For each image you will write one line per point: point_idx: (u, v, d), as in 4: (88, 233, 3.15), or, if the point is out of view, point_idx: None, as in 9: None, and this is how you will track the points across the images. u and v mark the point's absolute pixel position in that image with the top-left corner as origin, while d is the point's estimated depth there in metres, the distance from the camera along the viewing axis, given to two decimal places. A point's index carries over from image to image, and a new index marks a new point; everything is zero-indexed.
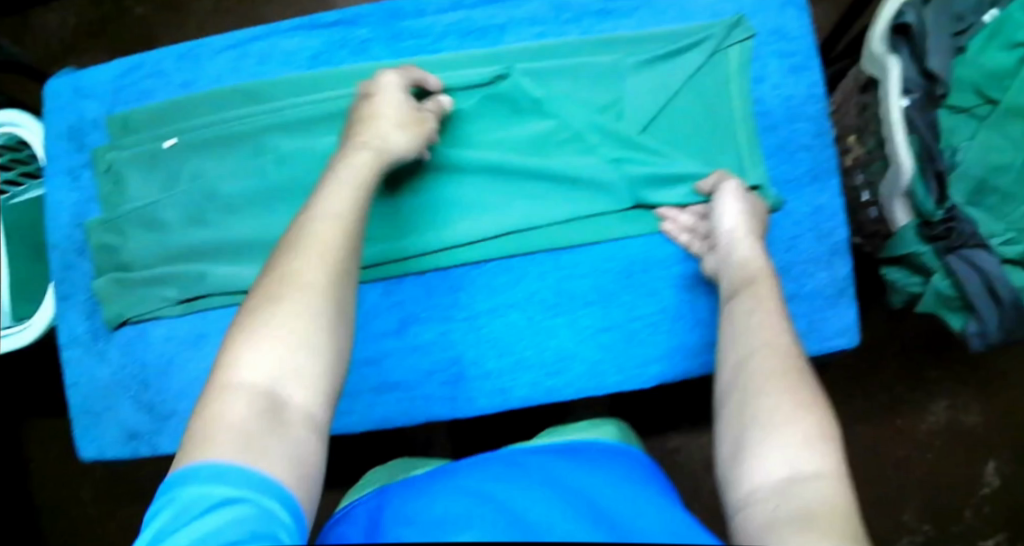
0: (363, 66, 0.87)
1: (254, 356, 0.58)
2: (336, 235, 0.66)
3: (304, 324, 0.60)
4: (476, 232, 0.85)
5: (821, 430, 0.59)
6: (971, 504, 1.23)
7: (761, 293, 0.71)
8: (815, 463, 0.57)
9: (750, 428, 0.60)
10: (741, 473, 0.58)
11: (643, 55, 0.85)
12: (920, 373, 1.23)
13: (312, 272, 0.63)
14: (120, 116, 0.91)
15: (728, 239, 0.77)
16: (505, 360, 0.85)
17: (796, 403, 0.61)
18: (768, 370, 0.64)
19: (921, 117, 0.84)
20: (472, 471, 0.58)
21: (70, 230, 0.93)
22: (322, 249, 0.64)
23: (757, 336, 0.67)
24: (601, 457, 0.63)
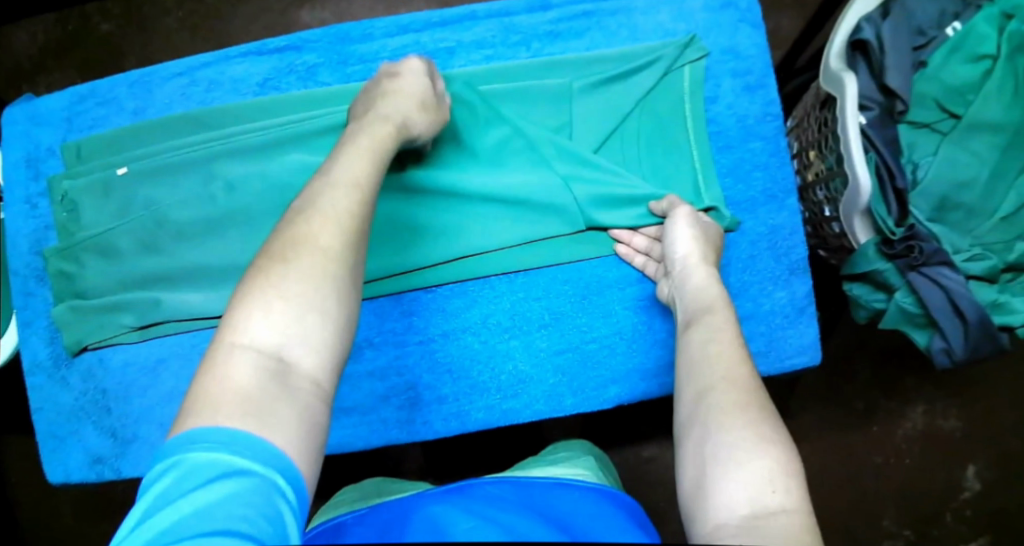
0: (314, 91, 0.87)
1: (265, 313, 0.56)
2: (356, 195, 0.63)
3: (316, 289, 0.58)
4: (427, 257, 0.83)
5: (784, 460, 0.58)
6: (950, 509, 1.21)
7: (712, 317, 0.68)
8: (780, 498, 0.56)
9: (714, 463, 0.59)
10: (705, 512, 0.57)
11: (592, 77, 0.84)
12: (896, 379, 1.22)
13: (328, 237, 0.60)
14: (73, 144, 0.90)
15: (683, 266, 0.76)
16: (460, 384, 0.84)
17: (755, 433, 0.59)
18: (728, 403, 0.61)
19: (878, 134, 0.86)
20: (471, 499, 0.64)
21: (30, 258, 0.92)
22: (337, 208, 0.62)
23: (714, 362, 0.64)
24: (577, 504, 0.65)
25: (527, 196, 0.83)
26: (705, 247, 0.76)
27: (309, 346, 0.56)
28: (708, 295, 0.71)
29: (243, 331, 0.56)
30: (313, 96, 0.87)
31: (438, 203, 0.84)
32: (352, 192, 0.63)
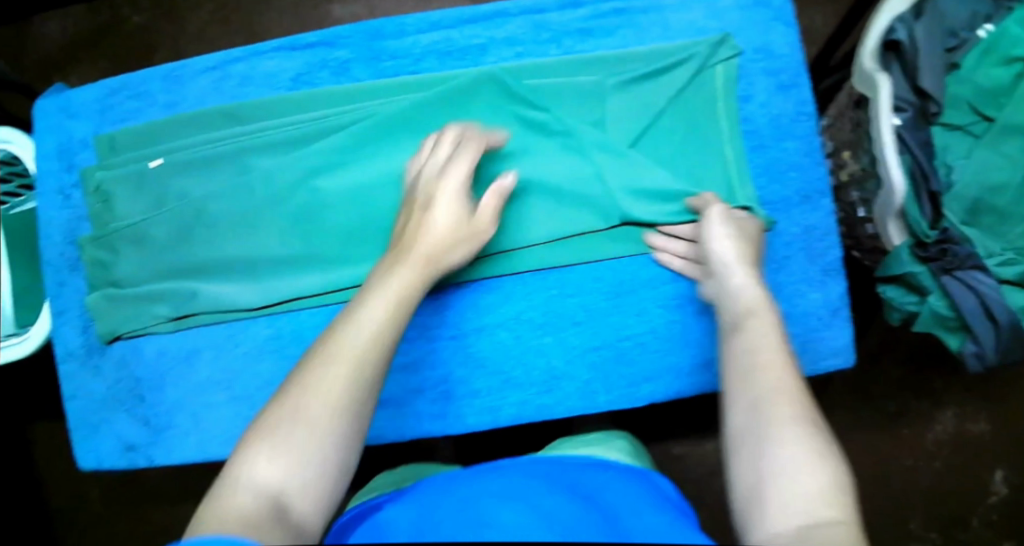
0: (347, 87, 0.87)
1: (277, 453, 0.59)
2: (374, 352, 0.66)
3: (322, 446, 0.60)
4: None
5: (836, 474, 0.58)
6: (978, 513, 1.20)
7: (760, 322, 0.70)
8: (833, 510, 0.56)
9: (767, 477, 0.59)
10: (759, 520, 0.58)
11: (625, 75, 0.84)
12: (924, 381, 1.21)
13: (337, 392, 0.63)
14: (107, 136, 0.91)
15: (721, 265, 0.76)
16: (494, 379, 0.86)
17: (808, 447, 0.59)
18: (782, 417, 0.62)
19: (912, 135, 0.83)
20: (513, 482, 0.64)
21: (64, 247, 0.93)
22: (358, 361, 0.65)
23: (765, 373, 0.65)
24: (616, 493, 0.66)
25: (561, 190, 0.84)
26: (743, 248, 0.76)
27: (310, 480, 0.59)
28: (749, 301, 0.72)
29: (254, 467, 0.59)
30: (346, 91, 0.87)
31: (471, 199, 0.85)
32: (364, 373, 0.65)
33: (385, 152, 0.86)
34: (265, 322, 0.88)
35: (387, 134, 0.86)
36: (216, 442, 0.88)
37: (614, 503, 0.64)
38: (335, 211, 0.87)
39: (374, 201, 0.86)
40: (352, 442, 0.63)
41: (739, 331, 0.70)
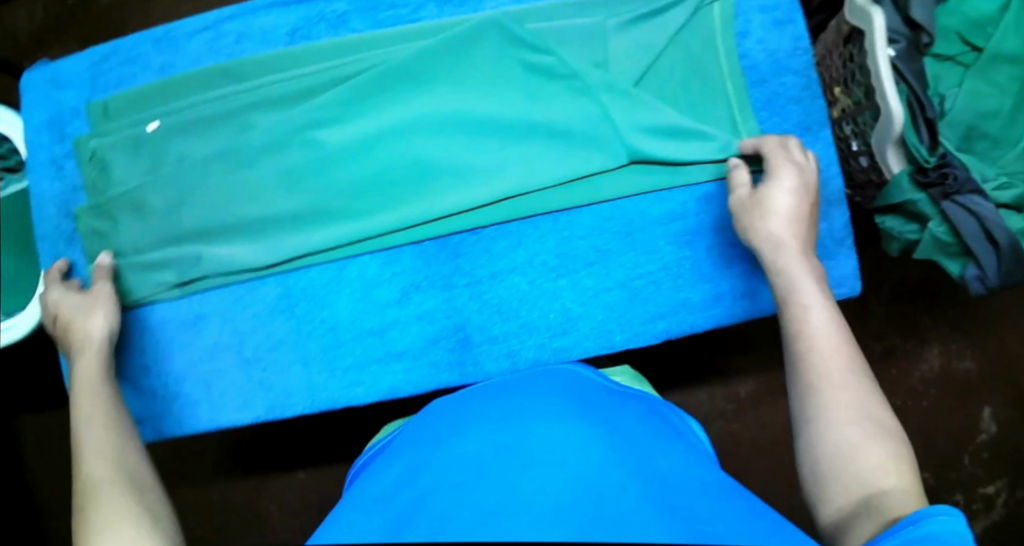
0: (347, 38, 0.86)
1: (107, 533, 0.66)
2: (103, 430, 0.75)
3: (104, 511, 0.68)
4: (470, 201, 0.83)
5: (894, 450, 0.64)
6: (968, 451, 1.24)
7: (818, 302, 0.73)
8: (893, 478, 0.62)
9: (830, 456, 0.65)
10: (828, 498, 0.64)
11: (626, 14, 0.85)
12: (910, 322, 1.24)
13: (97, 469, 0.71)
14: (99, 103, 0.87)
15: (761, 219, 0.77)
16: (510, 324, 0.85)
17: (867, 428, 0.65)
18: (840, 397, 0.67)
19: (906, 65, 0.87)
20: (548, 419, 0.68)
21: (58, 221, 0.88)
22: (99, 448, 0.74)
23: (823, 354, 0.69)
24: (613, 414, 0.71)
25: (569, 131, 0.84)
26: (783, 198, 0.77)
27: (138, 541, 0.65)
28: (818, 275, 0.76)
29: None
30: (345, 42, 0.86)
31: (480, 143, 0.84)
32: (111, 450, 0.74)
33: (388, 101, 0.84)
34: (273, 282, 0.85)
35: (390, 82, 0.84)
36: (231, 408, 0.85)
37: (611, 421, 0.69)
38: (340, 165, 0.84)
39: (378, 153, 0.84)
40: (140, 487, 0.71)
41: (794, 308, 0.73)
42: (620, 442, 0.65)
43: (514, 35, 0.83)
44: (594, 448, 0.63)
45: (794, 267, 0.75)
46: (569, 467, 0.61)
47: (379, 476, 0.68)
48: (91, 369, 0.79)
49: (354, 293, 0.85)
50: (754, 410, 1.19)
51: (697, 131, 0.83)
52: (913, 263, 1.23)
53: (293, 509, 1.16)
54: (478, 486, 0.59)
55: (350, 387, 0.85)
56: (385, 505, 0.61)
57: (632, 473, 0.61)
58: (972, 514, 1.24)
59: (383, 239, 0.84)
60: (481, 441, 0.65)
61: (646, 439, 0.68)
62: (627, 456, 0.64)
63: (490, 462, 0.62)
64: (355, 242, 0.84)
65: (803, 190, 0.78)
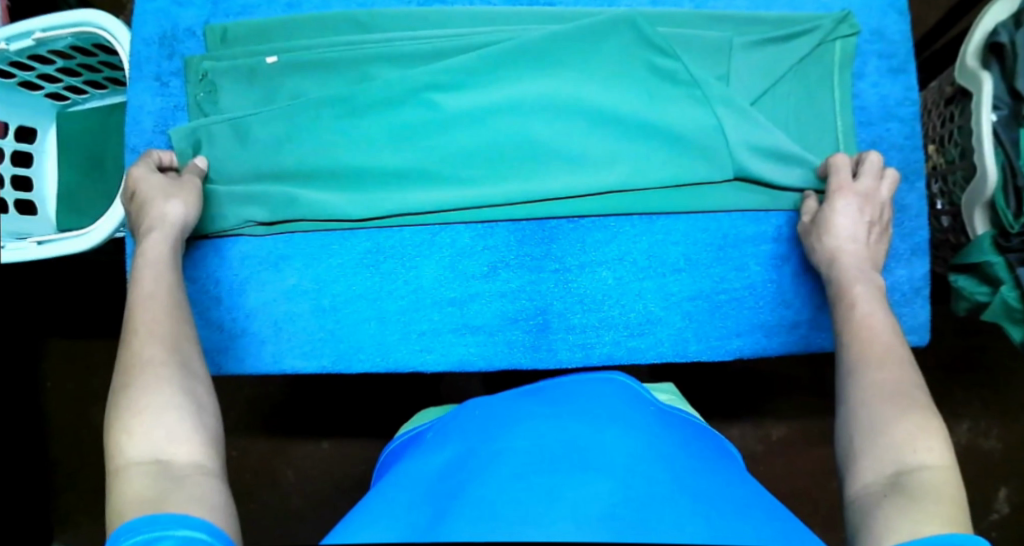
0: (480, 10, 0.87)
1: (152, 422, 0.64)
2: (163, 309, 0.73)
3: (149, 397, 0.66)
4: (572, 187, 0.83)
5: (926, 423, 0.64)
6: (979, 529, 1.20)
7: (867, 296, 0.76)
8: (921, 456, 0.63)
9: (863, 433, 0.66)
10: (856, 471, 0.65)
11: (754, 36, 0.87)
12: (944, 392, 1.22)
13: (148, 350, 0.69)
14: (220, 27, 0.87)
15: (819, 222, 0.81)
16: (590, 317, 0.85)
17: (901, 404, 0.66)
18: (878, 378, 0.69)
19: (1006, 133, 0.88)
20: (606, 425, 0.68)
21: (153, 137, 0.87)
22: (156, 327, 0.71)
23: (871, 348, 0.71)
24: (669, 430, 0.71)
25: (680, 135, 0.84)
26: (851, 215, 0.80)
27: (181, 442, 0.64)
28: (874, 280, 0.78)
29: (127, 451, 0.63)
30: (477, 14, 0.87)
31: (591, 134, 0.85)
32: (164, 335, 0.71)
33: (508, 77, 0.85)
34: (363, 235, 0.84)
35: (514, 60, 0.85)
36: (294, 354, 0.84)
37: (667, 436, 0.69)
38: (451, 131, 0.84)
39: (491, 127, 0.84)
40: (192, 379, 0.69)
41: (843, 301, 0.76)
42: (675, 462, 0.65)
43: (646, 36, 0.84)
44: (646, 465, 0.63)
45: (848, 269, 0.78)
46: (618, 475, 0.61)
47: (425, 460, 0.69)
48: (162, 248, 0.77)
49: (441, 260, 0.84)
50: (780, 455, 1.18)
51: (804, 159, 0.84)
52: (959, 335, 1.22)
53: (310, 478, 1.14)
54: (520, 487, 0.59)
55: (419, 352, 0.84)
56: (429, 490, 0.63)
57: (679, 489, 0.61)
58: None
59: (479, 211, 0.84)
60: (535, 440, 0.66)
61: (701, 459, 0.68)
62: (681, 473, 0.63)
63: (541, 458, 0.63)
64: (451, 209, 0.84)
65: (863, 212, 0.80)
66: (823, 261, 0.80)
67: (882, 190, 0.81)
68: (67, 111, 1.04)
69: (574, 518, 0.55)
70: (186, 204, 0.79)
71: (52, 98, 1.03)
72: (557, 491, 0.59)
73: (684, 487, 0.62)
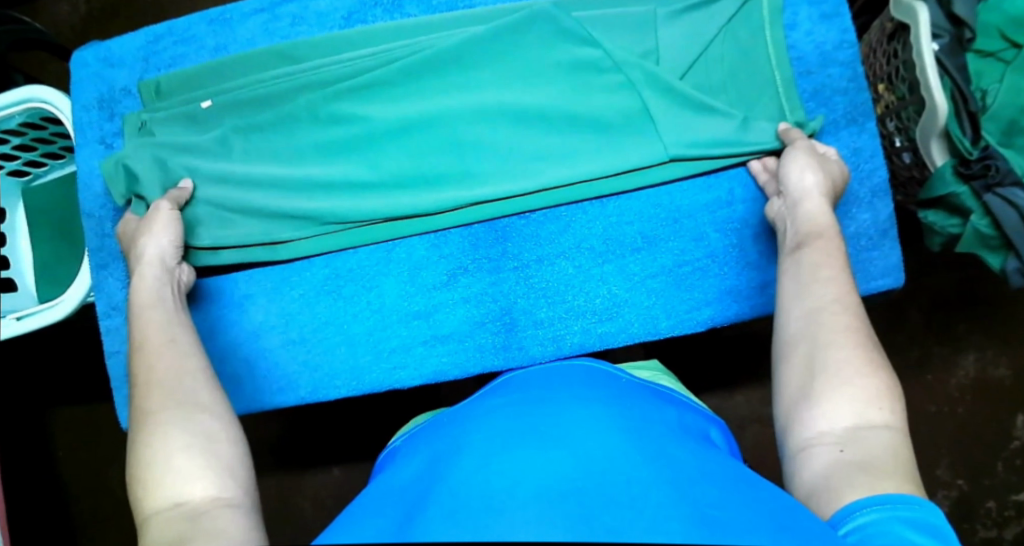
0: (404, 22, 0.87)
1: (162, 468, 0.62)
2: (169, 355, 0.70)
3: (167, 446, 0.63)
4: (510, 187, 0.84)
5: (886, 380, 0.64)
6: (1002, 458, 1.18)
7: (824, 239, 0.74)
8: (882, 413, 0.62)
9: (821, 379, 0.64)
10: (811, 415, 0.63)
11: (677, 5, 0.86)
12: (945, 327, 1.19)
13: (161, 399, 0.66)
14: (153, 81, 0.88)
15: (800, 192, 0.77)
16: (556, 309, 0.84)
17: (857, 357, 0.64)
18: (839, 325, 0.67)
19: (951, 60, 0.87)
20: (576, 409, 0.64)
21: (105, 199, 0.89)
22: (159, 376, 0.68)
23: (825, 293, 0.70)
24: (646, 410, 0.68)
25: (606, 122, 0.85)
26: (823, 176, 0.77)
27: (196, 477, 0.61)
28: (819, 227, 0.74)
29: (147, 503, 0.61)
30: (401, 27, 0.87)
31: (525, 132, 0.86)
32: (172, 376, 0.68)
33: (437, 87, 0.86)
34: (320, 262, 0.85)
35: (440, 68, 0.86)
36: (273, 391, 0.85)
37: (646, 421, 0.65)
38: (390, 143, 0.86)
39: (428, 137, 0.86)
40: (198, 410, 0.66)
41: (808, 241, 0.74)
42: (657, 446, 0.61)
43: (563, 27, 0.84)
44: (621, 449, 0.59)
45: (812, 209, 0.76)
46: (587, 465, 0.57)
47: (393, 472, 0.65)
48: (150, 288, 0.76)
49: (400, 275, 0.85)
50: None
51: (744, 126, 0.84)
52: (953, 268, 1.19)
53: (327, 509, 1.14)
54: (483, 478, 0.56)
55: (392, 369, 0.85)
56: (390, 501, 0.59)
57: (657, 475, 0.56)
58: (1005, 523, 1.17)
59: (429, 220, 0.85)
60: (490, 444, 0.60)
61: (681, 442, 0.63)
62: (637, 481, 0.55)
63: (509, 445, 0.59)
64: (403, 221, 0.85)
65: (822, 166, 0.78)
66: (778, 214, 0.79)
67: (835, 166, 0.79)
68: (32, 187, 1.05)
69: (502, 524, 0.51)
70: (164, 235, 0.79)
71: (14, 176, 1.03)
72: (503, 498, 0.53)
73: (634, 492, 0.54)
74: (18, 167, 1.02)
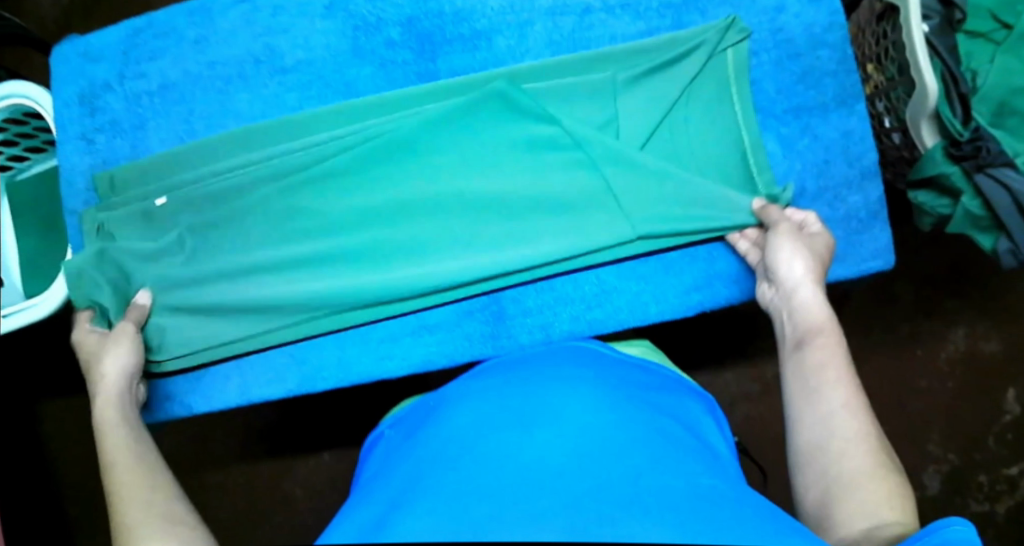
0: (352, 102, 0.84)
1: None
2: (141, 472, 0.71)
3: None
4: (474, 263, 0.82)
5: (899, 486, 0.62)
6: (993, 432, 1.18)
7: (825, 343, 0.71)
8: (892, 513, 0.60)
9: (836, 491, 0.63)
10: (829, 526, 0.62)
11: (635, 70, 0.83)
12: (935, 302, 1.19)
13: (139, 515, 0.67)
14: (105, 175, 0.86)
15: (790, 284, 0.75)
16: (544, 296, 0.84)
17: (869, 466, 0.63)
18: (850, 437, 0.65)
19: (940, 41, 0.87)
20: (566, 395, 0.64)
21: (87, 195, 0.88)
22: (135, 493, 0.69)
23: (831, 397, 0.67)
24: (629, 396, 0.66)
25: (571, 202, 0.83)
26: (814, 264, 0.75)
27: None
28: (817, 323, 0.73)
29: None
30: (353, 106, 0.84)
31: (494, 173, 0.83)
32: (145, 493, 0.69)
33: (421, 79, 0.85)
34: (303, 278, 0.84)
35: (400, 150, 0.83)
36: (260, 384, 0.85)
37: (636, 406, 0.65)
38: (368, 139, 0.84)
39: None
40: (177, 523, 0.67)
41: (806, 345, 0.72)
42: (648, 434, 0.61)
43: (519, 105, 0.82)
44: (613, 437, 0.59)
45: (816, 308, 0.74)
46: (580, 455, 0.57)
47: (383, 470, 0.64)
48: (115, 410, 0.76)
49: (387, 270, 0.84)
50: (780, 394, 1.17)
51: (711, 199, 0.82)
52: (944, 242, 1.19)
53: (320, 492, 1.14)
54: (478, 470, 0.56)
55: (380, 359, 0.84)
56: (380, 492, 0.59)
57: (648, 465, 0.57)
58: (996, 497, 1.18)
59: (412, 213, 0.84)
60: (479, 436, 0.60)
61: (672, 431, 0.63)
62: (608, 477, 0.55)
63: (502, 438, 0.59)
64: (372, 309, 0.83)
65: (810, 249, 0.76)
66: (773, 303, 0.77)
67: (821, 242, 0.77)
68: (17, 180, 1.03)
69: (461, 520, 0.50)
70: (125, 352, 0.79)
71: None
72: (488, 493, 0.53)
73: (607, 486, 0.54)
74: (1, 161, 1.02)
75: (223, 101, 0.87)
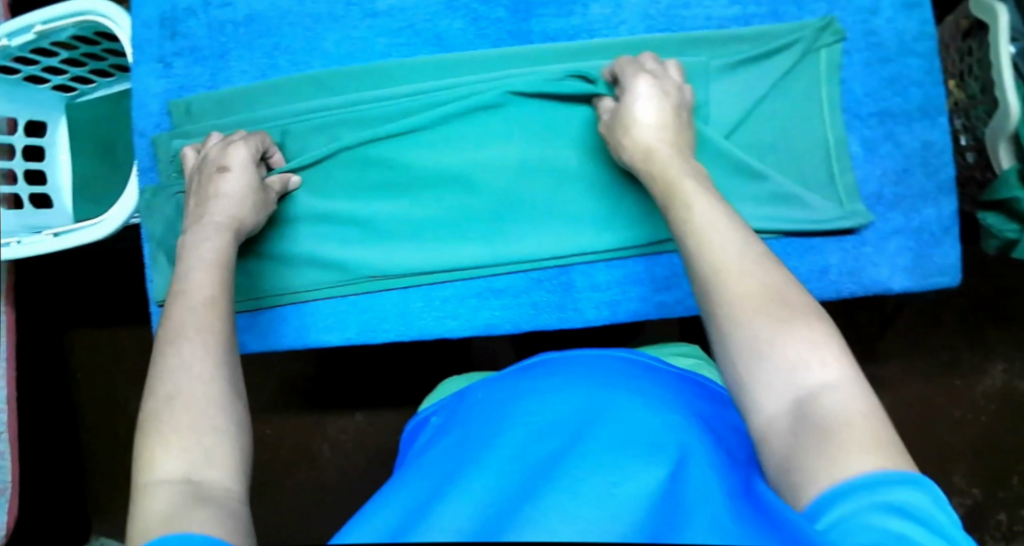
0: (443, 57, 0.84)
1: (191, 442, 0.56)
2: (212, 317, 0.65)
3: (206, 421, 0.58)
4: (551, 232, 0.82)
5: (831, 335, 0.56)
6: (1018, 471, 1.17)
7: (699, 192, 0.67)
8: (830, 368, 0.55)
9: (750, 361, 0.56)
10: (756, 404, 0.56)
11: (732, 58, 0.83)
12: (977, 333, 1.19)
13: (199, 362, 0.61)
14: (184, 102, 0.86)
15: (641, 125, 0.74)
16: (614, 272, 0.82)
17: (779, 319, 0.57)
18: (743, 292, 0.59)
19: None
20: (624, 385, 0.61)
21: (160, 119, 0.88)
22: (197, 338, 0.63)
23: (721, 254, 0.62)
24: (692, 394, 0.64)
25: None
26: (666, 114, 0.75)
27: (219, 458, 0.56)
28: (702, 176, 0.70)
29: (158, 468, 0.55)
30: (443, 62, 0.84)
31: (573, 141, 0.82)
32: (206, 339, 0.63)
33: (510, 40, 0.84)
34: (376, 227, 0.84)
35: (485, 111, 0.83)
36: (319, 328, 0.83)
37: (697, 408, 0.61)
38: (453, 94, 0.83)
39: None
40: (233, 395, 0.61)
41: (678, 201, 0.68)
42: (709, 436, 0.57)
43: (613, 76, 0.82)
44: (671, 430, 0.55)
45: (670, 168, 0.71)
46: (634, 443, 0.53)
47: (428, 450, 0.61)
48: (204, 256, 0.71)
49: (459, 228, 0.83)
50: None
51: (793, 197, 0.82)
52: (994, 275, 1.19)
53: (346, 452, 1.12)
54: (526, 462, 0.53)
55: (441, 316, 0.83)
56: (428, 473, 0.56)
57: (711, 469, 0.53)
58: (1014, 537, 1.16)
59: (485, 172, 0.83)
60: (530, 423, 0.56)
61: (735, 442, 0.60)
62: (644, 499, 0.50)
63: (552, 423, 0.56)
64: (442, 269, 0.82)
65: (660, 99, 0.75)
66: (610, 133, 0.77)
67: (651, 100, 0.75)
68: (76, 102, 1.03)
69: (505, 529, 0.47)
70: (254, 212, 0.77)
71: (59, 89, 1.02)
72: (535, 487, 0.50)
73: (663, 488, 0.51)
74: (64, 81, 1.00)
75: (309, 39, 0.86)
